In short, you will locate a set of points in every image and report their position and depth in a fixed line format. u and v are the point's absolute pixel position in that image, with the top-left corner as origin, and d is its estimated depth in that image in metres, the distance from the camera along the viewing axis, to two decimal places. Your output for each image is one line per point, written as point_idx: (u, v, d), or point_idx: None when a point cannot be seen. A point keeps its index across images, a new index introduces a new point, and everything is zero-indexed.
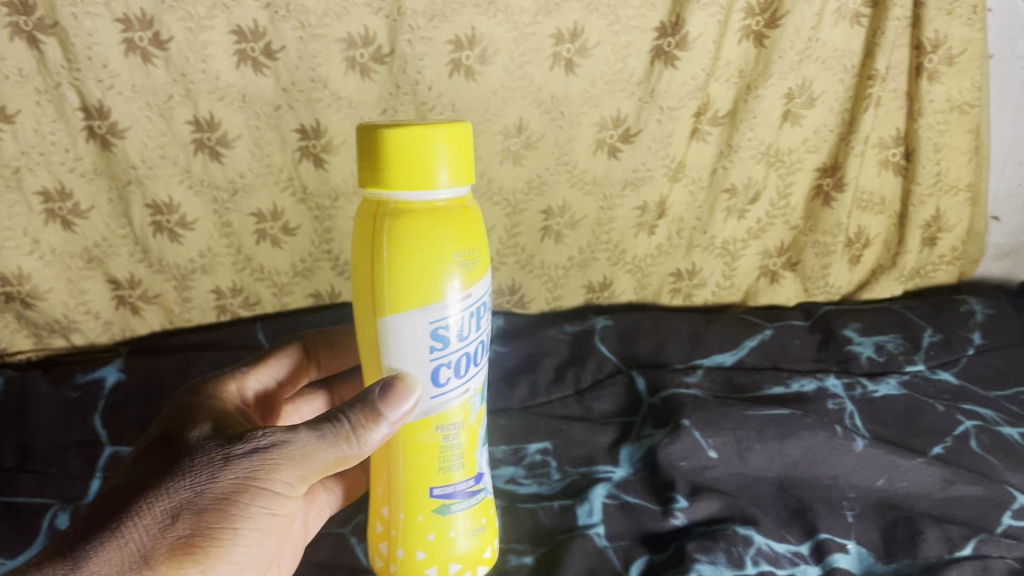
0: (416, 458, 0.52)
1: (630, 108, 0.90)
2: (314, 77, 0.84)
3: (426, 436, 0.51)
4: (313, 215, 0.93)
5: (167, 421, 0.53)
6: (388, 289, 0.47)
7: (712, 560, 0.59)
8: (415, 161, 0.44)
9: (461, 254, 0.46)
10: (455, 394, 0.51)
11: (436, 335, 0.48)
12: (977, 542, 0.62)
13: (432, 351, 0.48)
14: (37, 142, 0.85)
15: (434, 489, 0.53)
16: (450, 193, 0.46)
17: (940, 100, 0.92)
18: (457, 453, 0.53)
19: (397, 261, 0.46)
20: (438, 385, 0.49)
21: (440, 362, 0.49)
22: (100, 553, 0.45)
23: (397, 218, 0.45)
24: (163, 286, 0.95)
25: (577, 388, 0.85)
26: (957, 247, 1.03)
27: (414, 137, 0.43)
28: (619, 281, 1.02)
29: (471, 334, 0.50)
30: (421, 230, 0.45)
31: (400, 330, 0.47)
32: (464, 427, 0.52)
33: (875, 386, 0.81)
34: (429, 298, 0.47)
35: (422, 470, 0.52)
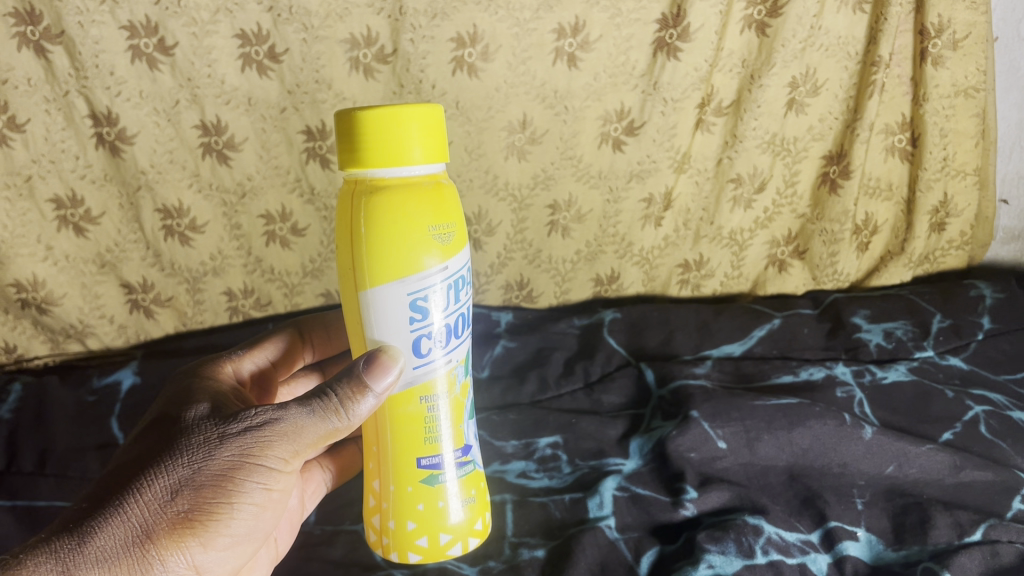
0: (403, 429, 0.53)
1: (634, 100, 0.90)
2: (317, 79, 0.85)
3: (412, 406, 0.53)
4: (321, 215, 0.94)
5: (164, 405, 0.54)
6: (367, 262, 0.49)
7: (722, 550, 0.60)
8: (387, 142, 0.46)
9: (435, 229, 0.49)
10: (439, 364, 0.53)
11: (415, 306, 0.50)
12: (986, 527, 0.62)
13: (412, 321, 0.50)
14: (48, 150, 0.86)
15: (421, 458, 0.54)
16: (424, 169, 0.48)
17: (945, 85, 0.92)
18: (443, 424, 0.54)
19: (374, 236, 0.48)
20: (420, 355, 0.51)
21: (420, 334, 0.51)
22: (103, 528, 0.45)
23: (374, 195, 0.48)
24: (175, 289, 0.96)
25: (587, 381, 0.85)
26: (966, 232, 1.02)
27: (384, 119, 0.45)
28: (627, 273, 1.03)
29: (451, 306, 0.52)
30: (399, 205, 0.48)
31: (381, 302, 0.50)
32: (449, 398, 0.54)
33: (884, 373, 0.81)
34: (406, 270, 0.49)
35: (408, 441, 0.53)
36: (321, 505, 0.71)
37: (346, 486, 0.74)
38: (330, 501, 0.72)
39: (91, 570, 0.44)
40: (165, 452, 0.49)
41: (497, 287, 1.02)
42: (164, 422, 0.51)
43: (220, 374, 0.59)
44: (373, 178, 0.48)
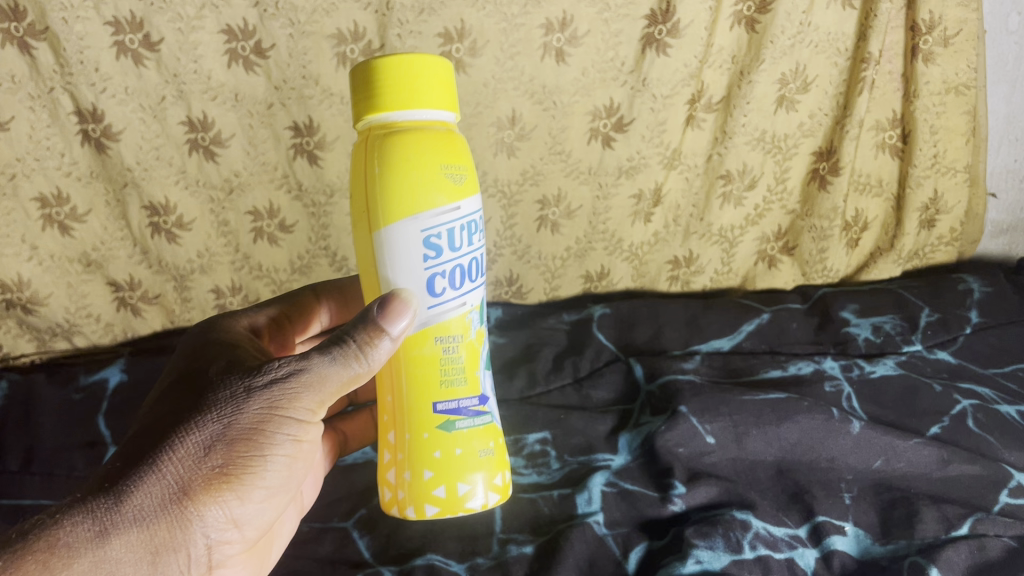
0: (419, 373, 0.52)
1: (622, 97, 0.89)
2: (305, 75, 0.84)
3: (426, 348, 0.51)
4: (309, 212, 0.94)
5: (188, 363, 0.52)
6: (381, 201, 0.48)
7: (710, 545, 0.60)
8: (373, 88, 0.47)
9: (448, 168, 0.48)
10: (453, 306, 0.51)
11: (431, 241, 0.49)
12: (973, 521, 0.63)
13: (427, 259, 0.49)
14: (32, 148, 0.85)
15: (438, 400, 0.52)
16: (434, 119, 0.48)
17: (936, 81, 0.91)
18: (459, 368, 0.52)
19: (389, 175, 0.47)
20: (433, 295, 0.50)
21: (435, 272, 0.49)
22: (141, 486, 0.44)
23: (388, 137, 0.47)
24: (163, 287, 0.96)
25: (576, 376, 0.85)
26: (956, 228, 1.02)
27: (397, 64, 0.46)
28: (617, 270, 1.02)
29: (464, 246, 0.50)
30: (397, 145, 0.47)
31: (395, 241, 0.48)
32: (464, 345, 0.53)
33: (872, 366, 0.81)
34: (418, 206, 0.47)
35: (424, 385, 0.52)
36: (310, 502, 0.71)
37: (334, 481, 0.73)
38: (318, 498, 0.71)
39: (130, 530, 0.43)
40: (194, 408, 0.47)
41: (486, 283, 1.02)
42: (197, 383, 0.50)
43: (238, 329, 0.58)
44: (387, 124, 0.48)
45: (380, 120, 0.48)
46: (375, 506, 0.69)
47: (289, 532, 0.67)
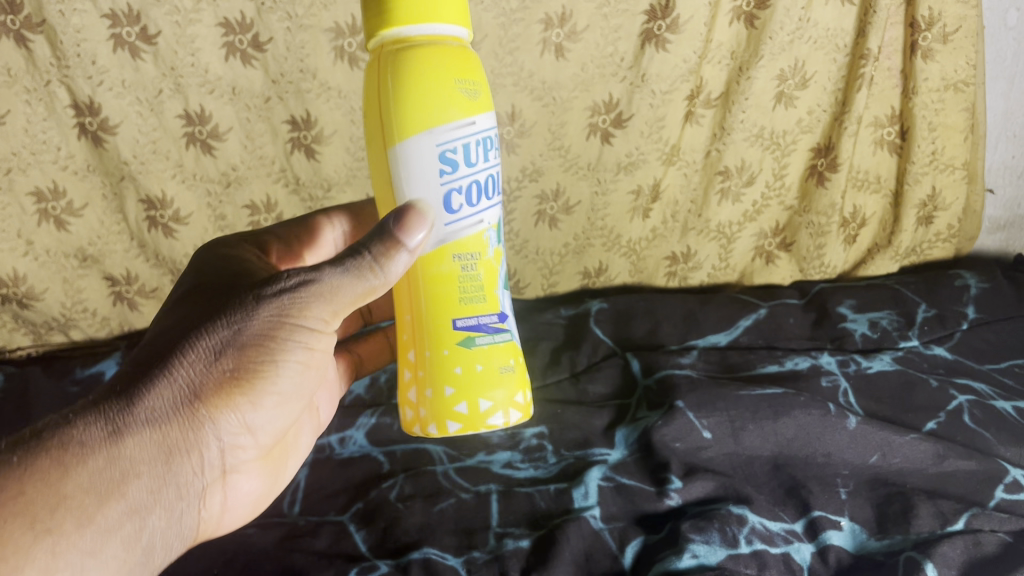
0: (437, 289, 0.50)
1: (621, 92, 0.89)
2: (302, 68, 0.84)
3: (445, 264, 0.49)
4: (307, 206, 0.94)
5: (200, 270, 0.50)
6: (395, 118, 0.46)
7: (706, 539, 0.60)
8: (386, 4, 0.44)
9: (462, 83, 0.46)
10: (470, 219, 0.49)
11: (452, 154, 0.47)
12: (969, 517, 0.63)
13: (443, 174, 0.47)
14: (28, 142, 0.85)
15: (458, 315, 0.50)
16: (449, 34, 0.46)
17: (935, 78, 0.91)
18: (479, 278, 0.50)
19: (404, 93, 0.45)
20: (450, 212, 0.48)
21: (452, 188, 0.48)
22: (147, 392, 0.42)
23: (401, 55, 0.45)
24: (160, 281, 0.96)
25: (573, 371, 0.85)
26: (953, 225, 1.02)
27: None
28: (614, 265, 1.03)
29: (481, 162, 0.48)
30: (413, 62, 0.45)
31: (409, 156, 0.46)
32: (484, 251, 0.50)
33: (869, 363, 0.81)
34: (433, 120, 0.46)
35: (443, 301, 0.50)
36: (306, 495, 0.71)
37: (331, 474, 0.73)
38: (316, 492, 0.71)
39: (143, 430, 0.41)
40: (205, 315, 0.45)
41: None
42: (211, 288, 0.47)
43: (244, 247, 0.55)
44: (399, 40, 0.45)
45: (392, 35, 0.45)
46: (371, 499, 0.69)
47: (285, 525, 0.67)
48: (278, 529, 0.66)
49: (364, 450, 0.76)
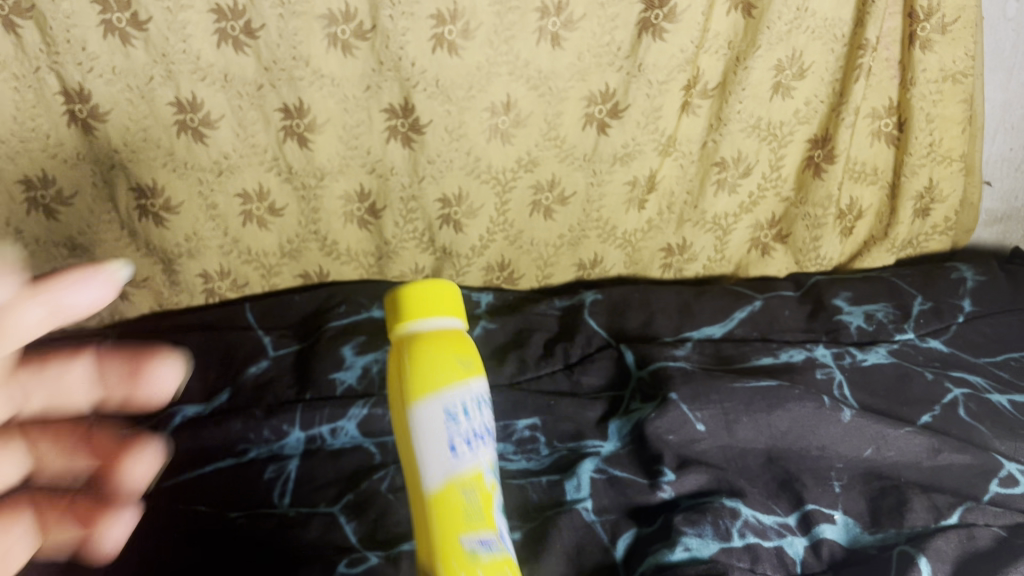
0: (440, 517, 0.43)
1: (617, 82, 0.89)
2: (295, 55, 0.83)
3: (452, 496, 0.43)
4: (299, 195, 0.93)
5: None
6: (407, 385, 0.45)
7: (698, 533, 0.61)
8: (398, 311, 0.50)
9: (461, 361, 0.47)
10: (473, 462, 0.44)
11: (457, 450, 0.44)
12: (963, 511, 0.63)
13: (452, 449, 0.44)
14: (18, 129, 0.84)
15: (465, 545, 0.42)
16: (450, 324, 0.50)
17: (933, 69, 0.90)
18: (483, 518, 0.43)
19: (417, 372, 0.46)
20: (453, 456, 0.44)
21: (455, 440, 0.44)
22: None
23: (413, 342, 0.48)
24: (151, 269, 0.95)
25: (567, 362, 0.83)
26: (950, 217, 1.01)
27: (421, 297, 0.50)
28: (609, 257, 1.02)
29: (478, 425, 0.46)
30: (420, 351, 0.47)
31: (419, 423, 0.44)
32: (490, 517, 0.44)
33: (864, 355, 0.80)
34: (444, 386, 0.45)
35: (447, 519, 0.43)
36: (297, 485, 0.71)
37: (322, 465, 0.73)
38: (306, 482, 0.71)
39: None
40: None
41: (478, 269, 1.01)
42: None
43: None
44: (411, 334, 0.49)
45: (406, 331, 0.49)
46: (362, 490, 0.69)
47: (276, 516, 0.67)
48: (269, 518, 0.67)
49: (356, 441, 0.75)
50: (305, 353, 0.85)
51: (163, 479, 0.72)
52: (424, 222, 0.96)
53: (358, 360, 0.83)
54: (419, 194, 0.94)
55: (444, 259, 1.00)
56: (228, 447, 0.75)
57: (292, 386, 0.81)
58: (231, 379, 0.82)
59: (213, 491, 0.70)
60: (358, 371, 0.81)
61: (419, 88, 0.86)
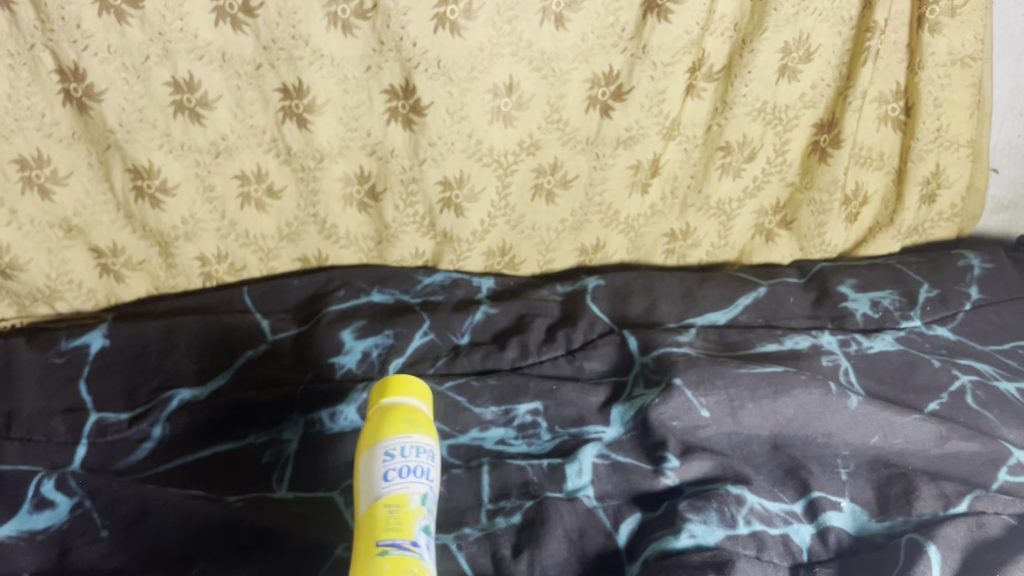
0: (369, 524, 0.51)
1: (622, 64, 0.88)
2: (294, 34, 0.82)
3: (378, 505, 0.52)
4: (298, 177, 0.92)
5: None
6: (365, 438, 0.56)
7: (704, 519, 0.61)
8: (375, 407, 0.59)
9: (418, 443, 0.56)
10: (406, 493, 0.53)
11: (389, 479, 0.53)
12: (972, 499, 0.63)
13: (387, 477, 0.53)
14: (11, 107, 0.81)
15: (379, 545, 0.50)
16: (422, 435, 0.56)
17: (941, 52, 0.89)
18: (401, 530, 0.51)
19: (378, 430, 0.56)
20: (387, 480, 0.53)
21: (395, 469, 0.53)
22: None
23: (385, 409, 0.58)
24: (147, 252, 0.93)
25: (569, 347, 0.82)
26: (956, 204, 1.00)
27: (397, 408, 0.58)
28: (612, 242, 1.01)
29: (417, 471, 0.54)
30: (384, 421, 0.57)
31: (366, 466, 0.55)
32: (409, 531, 0.51)
33: (870, 342, 0.79)
34: (398, 437, 0.55)
35: (370, 527, 0.51)
36: (294, 468, 0.71)
37: (321, 448, 0.72)
38: (304, 465, 0.71)
39: None
40: None
41: (479, 253, 1.00)
42: None
43: None
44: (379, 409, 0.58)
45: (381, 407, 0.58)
46: None
47: (275, 503, 0.67)
48: (268, 504, 0.67)
49: (354, 425, 0.74)
50: (303, 337, 0.83)
51: (162, 462, 0.73)
52: (425, 205, 0.95)
53: (358, 344, 0.82)
54: (420, 177, 0.92)
55: (445, 243, 0.98)
56: (227, 431, 0.75)
57: (291, 370, 0.80)
58: (228, 362, 0.81)
59: (211, 475, 0.71)
60: (358, 356, 0.80)
61: (421, 68, 0.85)
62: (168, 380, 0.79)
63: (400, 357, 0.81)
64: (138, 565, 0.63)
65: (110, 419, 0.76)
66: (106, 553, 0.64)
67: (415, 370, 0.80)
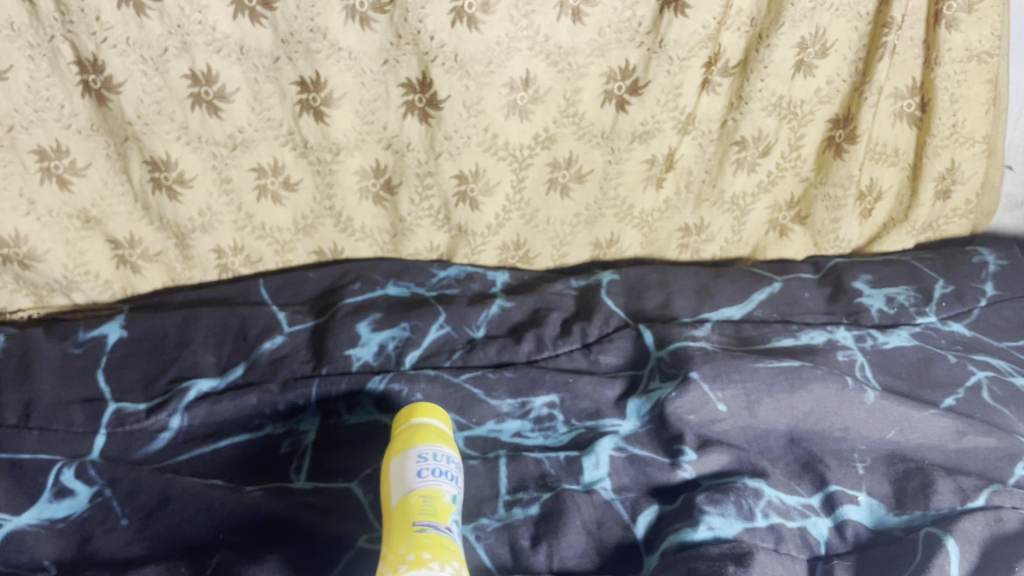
0: (403, 511, 0.56)
1: (638, 58, 0.88)
2: (312, 28, 0.82)
3: (414, 495, 0.57)
4: (315, 169, 0.92)
5: None
6: (396, 446, 0.62)
7: (721, 512, 0.61)
8: (401, 423, 0.64)
9: (444, 455, 0.60)
10: (438, 489, 0.57)
11: (423, 476, 0.58)
12: (990, 493, 0.64)
13: (421, 473, 0.58)
14: (31, 99, 0.82)
15: (416, 524, 0.54)
16: (446, 451, 0.61)
17: (958, 48, 0.89)
18: (436, 516, 0.55)
19: (409, 438, 0.62)
20: (422, 475, 0.58)
21: (427, 468, 0.59)
22: None
23: (411, 422, 0.64)
24: (164, 244, 0.94)
25: (584, 342, 0.82)
26: (971, 200, 1.00)
27: (421, 416, 0.64)
28: (626, 237, 1.01)
29: (449, 475, 0.59)
30: (413, 432, 0.63)
31: (398, 467, 0.60)
32: (444, 518, 0.55)
33: (886, 337, 0.79)
34: (427, 447, 0.61)
35: (405, 513, 0.55)
36: (312, 459, 0.71)
37: (339, 439, 0.73)
38: (323, 457, 0.72)
39: None
40: None
41: (493, 247, 1.00)
42: None
43: None
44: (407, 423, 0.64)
45: (406, 424, 0.64)
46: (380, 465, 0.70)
47: (295, 493, 0.67)
48: (287, 494, 0.67)
49: (371, 416, 0.75)
50: (320, 329, 0.83)
51: (181, 452, 0.73)
52: (440, 199, 0.95)
53: (374, 336, 0.82)
54: (435, 170, 0.93)
55: (459, 237, 0.98)
56: (244, 422, 0.75)
57: (308, 362, 0.80)
58: (246, 353, 0.81)
59: (230, 466, 0.72)
60: (374, 348, 0.80)
61: (438, 62, 0.85)
62: (185, 371, 0.80)
63: (417, 350, 0.81)
64: (158, 553, 0.63)
65: (128, 409, 0.76)
66: (127, 541, 0.64)
67: (432, 363, 0.80)
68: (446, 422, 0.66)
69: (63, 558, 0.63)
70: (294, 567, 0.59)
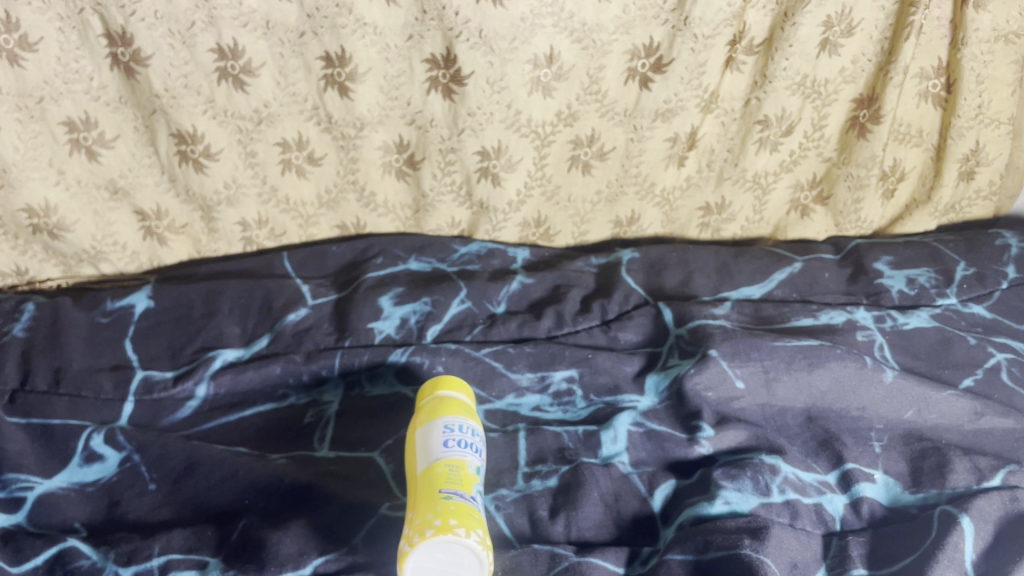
0: (430, 477, 0.57)
1: (662, 35, 0.88)
2: (338, 2, 0.82)
3: (439, 463, 0.58)
4: (338, 144, 0.93)
5: None
6: (422, 416, 0.63)
7: (738, 487, 0.62)
8: (426, 393, 0.65)
9: (468, 426, 0.62)
10: (463, 458, 0.59)
11: (449, 446, 0.59)
12: (1006, 473, 0.66)
13: (446, 444, 0.59)
14: (61, 71, 0.83)
15: (442, 492, 0.55)
16: (471, 422, 0.62)
17: (986, 28, 0.89)
18: (461, 485, 0.56)
19: (435, 407, 0.63)
20: (447, 446, 0.59)
21: (454, 439, 0.60)
22: None
23: (436, 393, 0.65)
24: (190, 216, 0.95)
25: (604, 319, 0.83)
26: (995, 182, 0.99)
27: (447, 388, 0.65)
28: (647, 215, 1.02)
29: (472, 446, 0.60)
30: (439, 401, 0.64)
31: (423, 437, 0.61)
32: (469, 488, 0.57)
33: (906, 318, 0.79)
34: (452, 418, 0.62)
35: (432, 480, 0.57)
36: (335, 429, 0.73)
37: (361, 411, 0.74)
38: (345, 427, 0.73)
39: None
40: None
41: (514, 224, 1.00)
42: None
43: None
44: (432, 393, 0.65)
45: (432, 394, 0.65)
46: (401, 436, 0.71)
47: (318, 463, 0.69)
48: (309, 463, 0.69)
49: (392, 389, 0.76)
50: (342, 302, 0.84)
51: (207, 420, 0.75)
52: (462, 174, 0.96)
53: (396, 310, 0.82)
54: (458, 146, 0.93)
55: (480, 213, 0.99)
56: (269, 392, 0.77)
57: (331, 334, 0.81)
58: (270, 325, 0.82)
59: (255, 435, 0.73)
60: (396, 322, 0.81)
61: (461, 38, 0.85)
62: (211, 341, 0.81)
63: (438, 325, 0.82)
64: (186, 517, 0.65)
65: (156, 376, 0.77)
66: (155, 506, 0.66)
67: (453, 337, 0.81)
68: (470, 394, 0.67)
69: (93, 521, 0.65)
70: (318, 533, 0.61)
